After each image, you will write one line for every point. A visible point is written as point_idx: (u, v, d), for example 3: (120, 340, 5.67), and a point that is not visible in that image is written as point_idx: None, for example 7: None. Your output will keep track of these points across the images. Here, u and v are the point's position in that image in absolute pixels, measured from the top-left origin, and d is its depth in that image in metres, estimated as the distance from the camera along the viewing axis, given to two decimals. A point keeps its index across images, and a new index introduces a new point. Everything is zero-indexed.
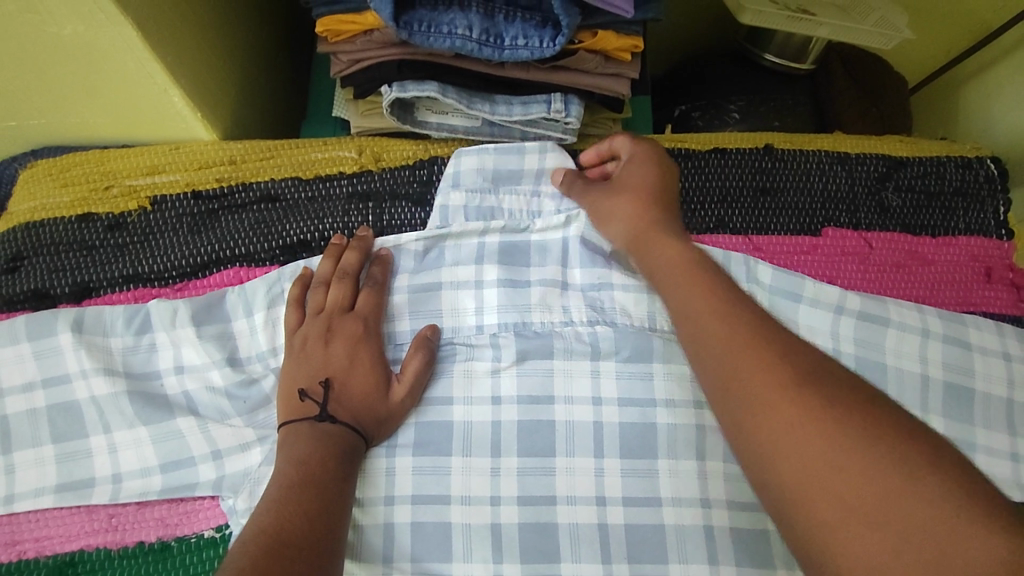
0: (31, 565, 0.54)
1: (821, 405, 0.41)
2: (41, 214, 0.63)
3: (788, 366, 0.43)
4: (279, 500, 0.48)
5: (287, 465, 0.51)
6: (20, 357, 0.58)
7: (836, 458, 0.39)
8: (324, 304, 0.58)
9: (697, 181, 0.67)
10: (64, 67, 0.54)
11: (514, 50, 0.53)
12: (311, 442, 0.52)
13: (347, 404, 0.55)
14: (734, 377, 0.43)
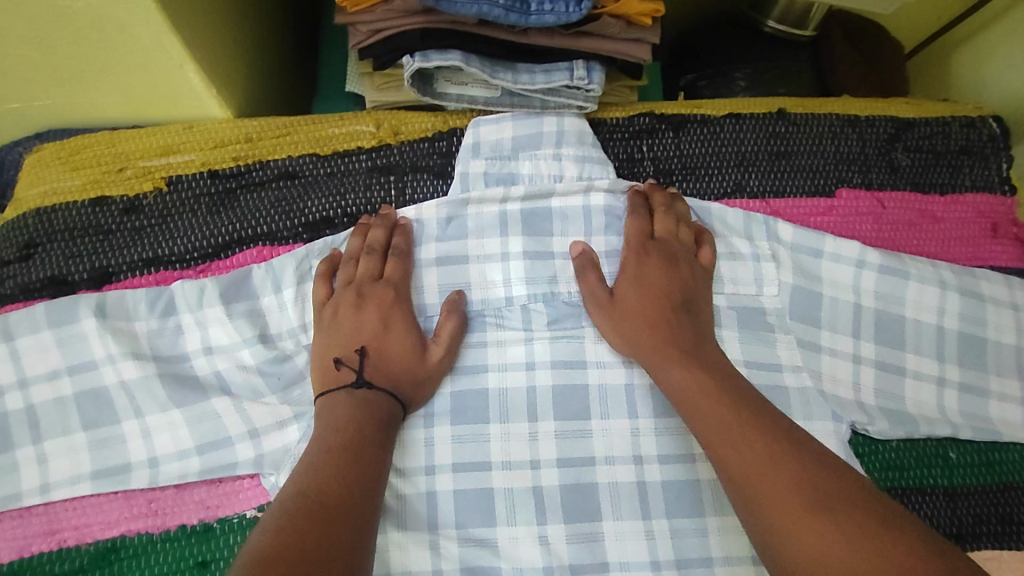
0: (72, 553, 0.54)
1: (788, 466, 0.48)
2: (53, 199, 0.61)
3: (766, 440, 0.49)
4: (316, 463, 0.49)
5: (323, 429, 0.52)
6: (43, 347, 0.57)
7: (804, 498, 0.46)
8: (354, 274, 0.59)
9: (713, 147, 0.68)
10: (79, 43, 0.52)
11: (540, 16, 0.53)
12: (350, 406, 0.53)
13: (383, 368, 0.55)
14: (727, 451, 0.50)
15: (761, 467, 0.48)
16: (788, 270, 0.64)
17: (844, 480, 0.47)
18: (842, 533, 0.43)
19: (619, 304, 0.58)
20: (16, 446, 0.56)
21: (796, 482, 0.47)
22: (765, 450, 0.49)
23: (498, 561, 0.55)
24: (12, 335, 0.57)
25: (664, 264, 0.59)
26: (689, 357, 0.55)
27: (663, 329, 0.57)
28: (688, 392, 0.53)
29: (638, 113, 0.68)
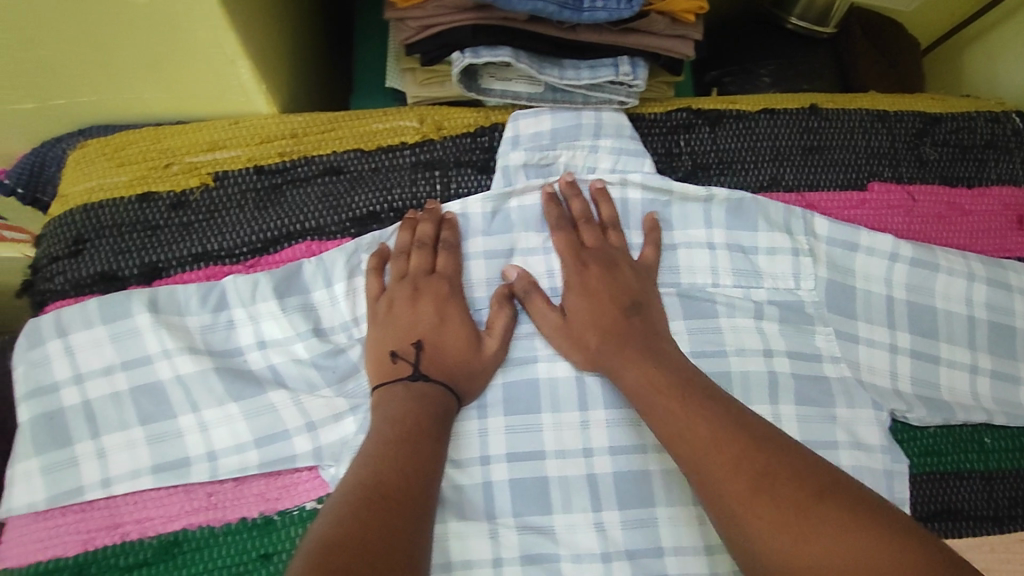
0: (136, 545, 0.55)
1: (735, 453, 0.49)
2: (99, 195, 0.61)
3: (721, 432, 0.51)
4: (378, 455, 0.50)
5: (382, 422, 0.53)
6: (97, 342, 0.58)
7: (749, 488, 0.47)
8: (407, 268, 0.60)
9: (748, 141, 0.69)
10: (134, 41, 0.52)
11: (592, 13, 0.53)
12: (407, 399, 0.54)
13: (437, 361, 0.56)
14: (680, 448, 0.51)
15: (697, 455, 0.50)
16: (823, 265, 0.65)
17: (784, 457, 0.48)
18: (777, 510, 0.46)
19: (572, 315, 0.59)
20: (75, 440, 0.57)
21: (737, 468, 0.48)
22: (712, 444, 0.50)
23: (556, 548, 0.57)
24: (65, 330, 0.58)
25: (602, 269, 0.60)
26: (644, 356, 0.57)
27: (611, 324, 0.58)
28: (641, 391, 0.55)
29: (675, 108, 0.69)
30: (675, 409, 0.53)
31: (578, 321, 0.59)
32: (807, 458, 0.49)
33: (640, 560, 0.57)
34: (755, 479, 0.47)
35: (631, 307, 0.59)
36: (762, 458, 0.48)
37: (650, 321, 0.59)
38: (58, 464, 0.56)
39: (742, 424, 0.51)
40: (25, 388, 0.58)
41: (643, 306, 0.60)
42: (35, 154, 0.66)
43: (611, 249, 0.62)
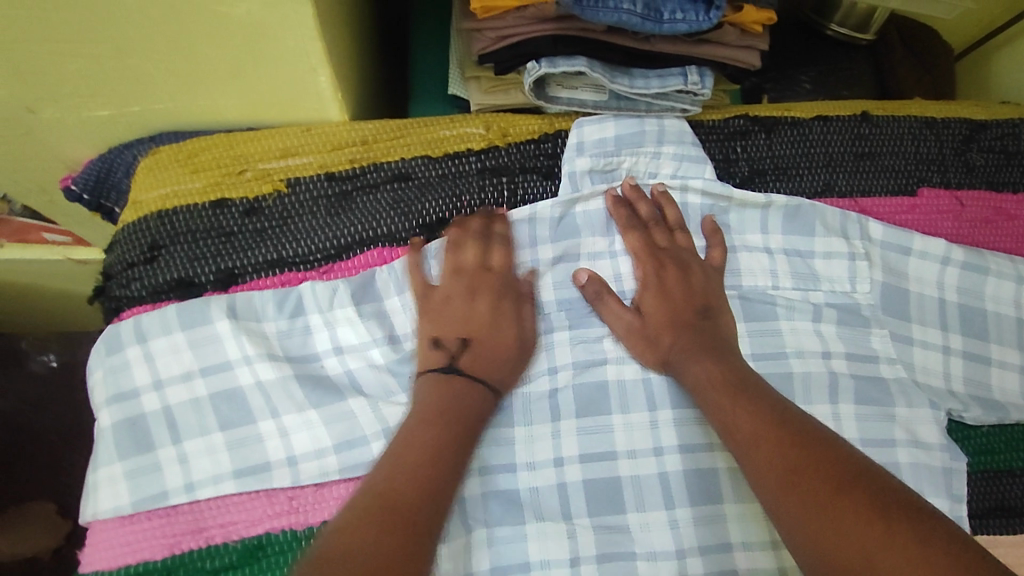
0: (221, 549, 0.55)
1: (788, 443, 0.51)
2: (173, 201, 0.62)
3: (776, 427, 0.53)
4: (402, 459, 0.52)
5: (416, 420, 0.55)
6: (176, 347, 0.59)
7: (793, 475, 0.50)
8: (462, 265, 0.62)
9: (803, 148, 0.71)
10: (225, 50, 0.54)
11: (673, 24, 0.55)
12: (452, 391, 0.57)
13: (480, 362, 0.59)
14: (734, 434, 0.54)
15: (746, 443, 0.53)
16: (878, 269, 0.67)
17: (832, 453, 0.50)
18: (816, 499, 0.48)
19: (649, 311, 0.62)
20: (157, 445, 0.58)
21: (781, 456, 0.51)
22: (765, 432, 0.53)
23: (632, 546, 0.58)
24: (143, 336, 0.59)
25: (678, 272, 0.63)
26: (710, 350, 0.59)
27: (680, 318, 0.61)
28: (704, 384, 0.57)
29: (732, 115, 0.71)
30: (726, 405, 0.56)
31: (651, 320, 0.61)
32: (847, 455, 0.50)
33: (712, 556, 0.58)
34: (790, 474, 0.50)
35: (702, 313, 0.61)
36: (801, 453, 0.50)
37: (721, 326, 0.61)
38: (141, 469, 0.57)
39: (790, 421, 0.53)
40: (106, 395, 0.59)
41: (713, 312, 0.62)
42: (102, 161, 0.68)
43: (682, 251, 0.64)
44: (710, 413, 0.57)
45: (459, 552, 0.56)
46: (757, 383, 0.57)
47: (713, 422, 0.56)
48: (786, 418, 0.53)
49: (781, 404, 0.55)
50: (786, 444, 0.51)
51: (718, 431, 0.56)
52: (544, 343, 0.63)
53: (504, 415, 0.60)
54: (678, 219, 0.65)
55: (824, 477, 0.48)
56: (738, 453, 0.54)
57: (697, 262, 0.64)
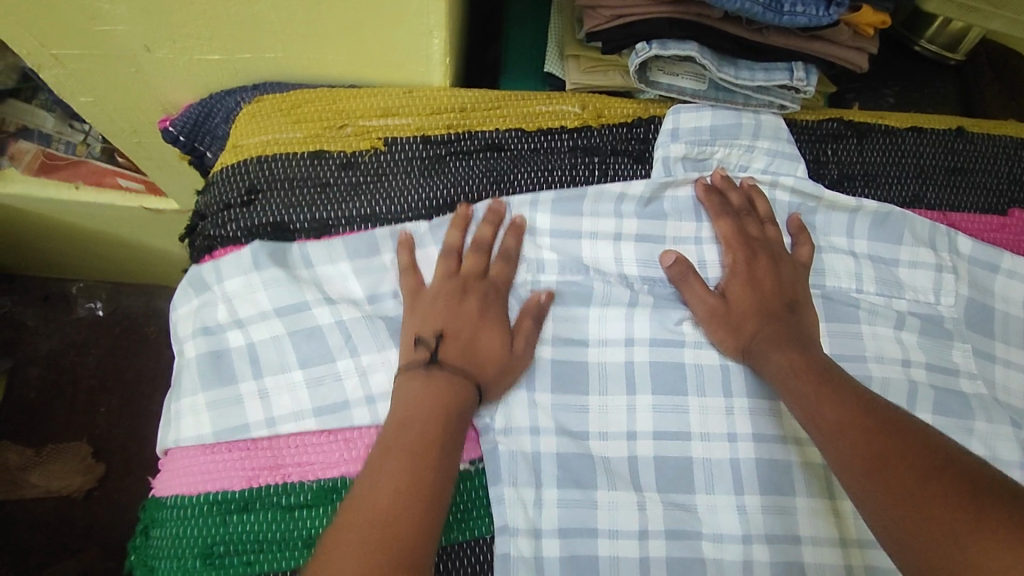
0: (298, 487, 0.55)
1: (872, 433, 0.48)
2: (274, 148, 0.63)
3: (865, 417, 0.50)
4: (368, 501, 0.48)
5: (381, 458, 0.50)
6: (251, 288, 0.60)
7: (874, 464, 0.47)
8: (458, 269, 0.61)
9: (894, 156, 0.70)
10: (350, 3, 0.56)
11: (792, 16, 0.56)
12: (419, 406, 0.53)
13: (454, 351, 0.57)
14: (814, 417, 0.52)
15: (828, 434, 0.50)
16: (965, 283, 0.67)
17: (925, 446, 0.46)
18: (899, 486, 0.45)
19: (736, 300, 0.61)
20: (238, 379, 0.58)
21: (865, 440, 0.48)
22: (848, 420, 0.50)
23: (699, 526, 0.57)
24: (225, 274, 0.60)
25: (770, 261, 0.63)
26: (797, 340, 0.58)
27: (768, 306, 0.60)
28: (788, 370, 0.56)
29: (826, 117, 0.71)
30: (813, 394, 0.53)
31: (737, 305, 0.61)
32: (939, 444, 0.46)
33: (779, 547, 0.56)
34: (874, 460, 0.47)
35: (790, 307, 0.61)
36: (887, 443, 0.47)
37: (806, 323, 0.61)
38: (223, 400, 0.58)
39: (878, 411, 0.50)
40: (192, 327, 0.60)
41: (799, 308, 0.61)
42: (203, 106, 0.70)
43: (773, 242, 0.64)
44: (793, 400, 0.55)
45: (528, 503, 0.56)
46: (845, 376, 0.55)
47: (793, 410, 0.55)
48: (874, 408, 0.50)
49: (870, 397, 0.52)
50: (871, 430, 0.49)
51: (798, 418, 0.54)
52: (625, 313, 0.62)
53: (580, 383, 0.60)
54: (768, 212, 0.66)
55: (912, 467, 0.45)
56: (819, 440, 0.51)
57: (787, 256, 0.64)
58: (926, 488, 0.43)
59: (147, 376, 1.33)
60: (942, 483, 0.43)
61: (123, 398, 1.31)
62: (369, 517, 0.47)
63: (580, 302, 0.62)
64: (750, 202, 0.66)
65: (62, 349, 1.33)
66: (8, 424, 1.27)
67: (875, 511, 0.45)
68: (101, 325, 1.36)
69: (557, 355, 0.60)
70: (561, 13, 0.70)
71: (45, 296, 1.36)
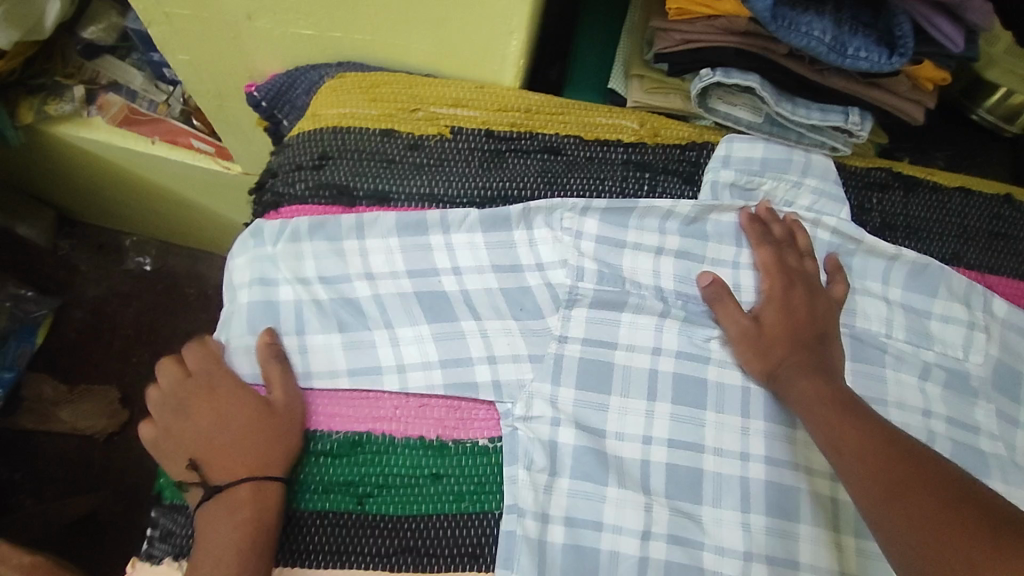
0: (325, 437, 0.58)
1: (889, 465, 0.50)
2: (350, 121, 0.68)
3: (886, 449, 0.52)
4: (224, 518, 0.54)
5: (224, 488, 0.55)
6: (299, 255, 0.63)
7: (893, 493, 0.48)
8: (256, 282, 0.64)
9: (938, 213, 0.72)
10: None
11: (855, 60, 0.58)
12: (231, 488, 0.55)
13: (219, 464, 0.56)
14: (837, 446, 0.54)
15: (849, 463, 0.53)
16: (996, 344, 0.68)
17: (945, 476, 0.48)
18: (913, 511, 0.46)
19: (767, 325, 0.63)
20: (283, 330, 0.62)
21: (883, 469, 0.50)
22: (869, 453, 0.52)
23: (701, 537, 0.58)
24: (280, 239, 0.63)
25: (805, 293, 0.64)
26: (823, 370, 0.60)
27: (799, 341, 0.62)
28: (811, 398, 0.58)
29: (876, 166, 0.73)
30: (833, 422, 0.55)
31: (768, 330, 0.62)
32: (957, 474, 0.48)
33: (778, 569, 0.57)
34: (893, 488, 0.49)
35: (819, 340, 0.62)
36: (905, 471, 0.49)
37: (833, 358, 0.62)
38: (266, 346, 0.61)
39: (899, 442, 0.52)
40: (249, 276, 0.63)
41: (828, 343, 0.63)
42: (288, 77, 0.75)
43: (810, 276, 0.66)
44: (816, 427, 0.56)
45: (540, 486, 0.58)
46: (869, 410, 0.56)
47: (815, 437, 0.56)
48: (893, 439, 0.52)
49: (896, 433, 0.53)
50: (891, 460, 0.51)
51: (821, 446, 0.56)
52: (655, 323, 0.64)
53: (603, 381, 0.62)
54: (808, 248, 0.67)
55: (929, 494, 0.47)
56: (842, 467, 0.53)
57: (822, 291, 0.66)
58: (941, 512, 0.45)
59: (182, 333, 1.38)
60: (954, 507, 0.45)
61: (156, 350, 1.36)
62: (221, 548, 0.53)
63: (613, 304, 0.64)
64: (791, 235, 0.68)
65: (108, 296, 1.40)
66: (49, 358, 1.33)
67: (891, 535, 0.47)
68: (147, 279, 1.43)
69: (584, 352, 0.62)
70: (631, 34, 0.74)
71: (100, 245, 1.43)
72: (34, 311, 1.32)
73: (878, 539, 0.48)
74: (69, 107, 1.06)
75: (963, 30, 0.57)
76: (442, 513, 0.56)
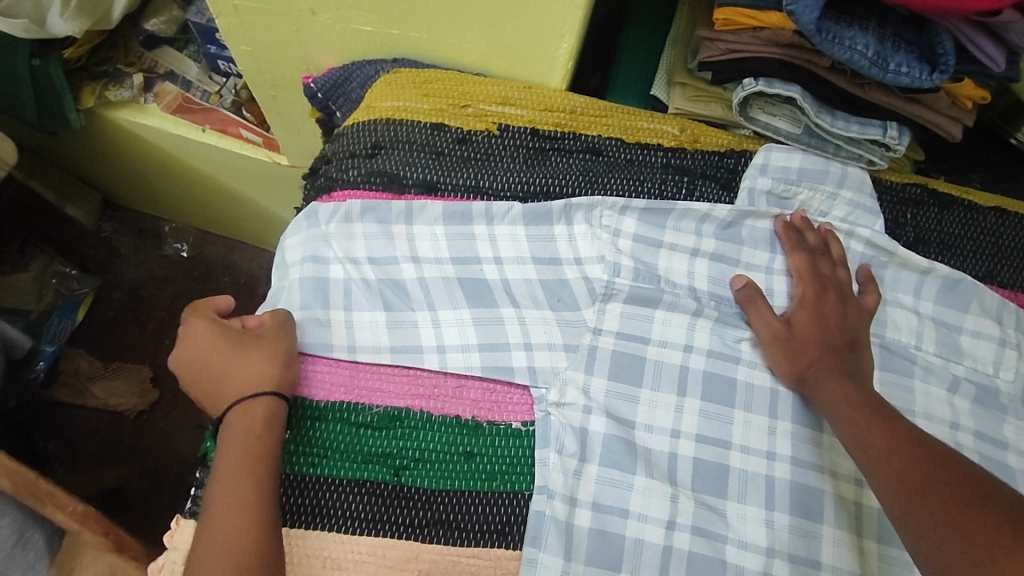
0: (366, 410, 0.61)
1: (913, 465, 0.52)
2: (403, 113, 0.71)
3: (910, 449, 0.53)
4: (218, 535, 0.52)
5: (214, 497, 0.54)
6: (350, 236, 0.66)
7: (919, 492, 0.50)
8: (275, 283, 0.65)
9: (973, 231, 0.73)
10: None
11: (896, 75, 0.60)
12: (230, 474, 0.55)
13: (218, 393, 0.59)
14: (862, 444, 0.56)
15: (874, 461, 0.54)
16: None
17: (970, 476, 0.50)
18: (940, 511, 0.48)
19: (799, 329, 0.64)
20: (330, 306, 0.64)
21: (908, 469, 0.52)
22: (894, 452, 0.53)
23: (725, 530, 0.59)
24: (331, 219, 0.66)
25: (837, 300, 0.66)
26: (852, 374, 0.61)
27: (828, 346, 0.63)
28: (838, 399, 0.59)
29: (911, 182, 0.74)
30: (863, 425, 0.56)
31: (800, 333, 0.64)
32: (982, 475, 0.50)
33: (800, 567, 0.58)
34: (919, 487, 0.50)
35: (849, 347, 0.64)
36: (931, 471, 0.51)
37: (863, 365, 0.63)
38: (313, 321, 0.64)
39: (924, 443, 0.54)
40: (299, 256, 0.66)
41: (858, 349, 0.64)
42: (344, 70, 0.78)
43: (842, 284, 0.67)
44: (842, 426, 0.58)
45: (570, 470, 0.59)
46: (894, 413, 0.57)
47: (841, 436, 0.58)
48: (919, 440, 0.54)
49: (921, 434, 0.55)
50: (916, 460, 0.52)
51: (846, 445, 0.57)
52: (688, 321, 0.65)
53: (635, 374, 0.63)
54: (841, 257, 0.69)
55: (955, 495, 0.49)
56: (865, 465, 0.55)
57: (854, 299, 0.67)
58: (967, 512, 0.47)
59: None
60: (980, 507, 0.47)
61: None
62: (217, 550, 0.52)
63: (647, 301, 0.66)
64: (825, 244, 0.69)
65: (145, 279, 1.45)
66: (86, 335, 1.38)
67: (918, 533, 0.48)
68: (184, 263, 1.47)
69: (617, 346, 0.64)
70: (675, 44, 0.76)
71: (142, 229, 1.49)
72: (77, 288, 1.38)
73: (904, 537, 0.50)
74: (128, 93, 1.12)
75: (1005, 50, 0.59)
76: (473, 489, 0.58)
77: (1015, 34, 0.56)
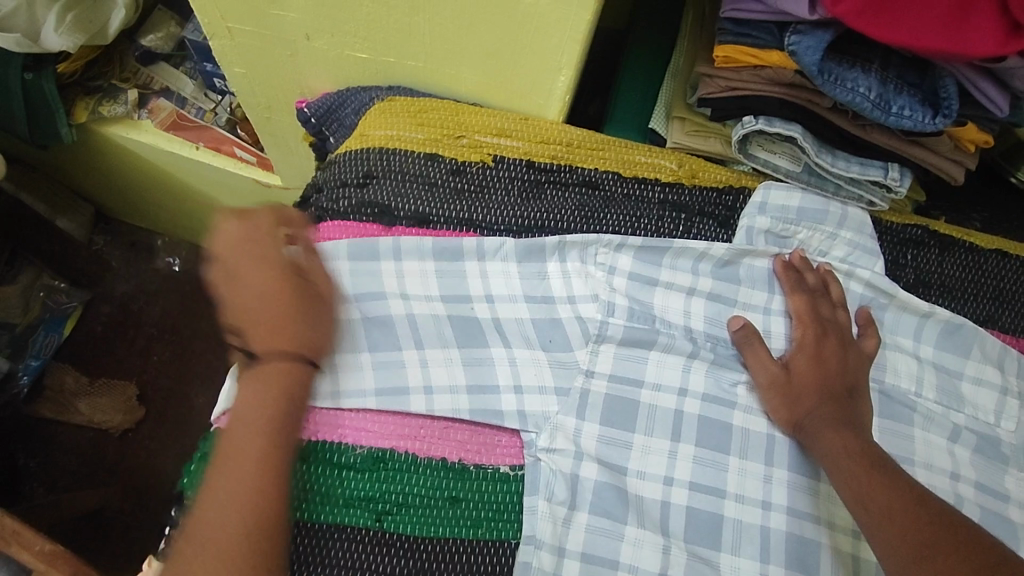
0: (349, 450, 0.59)
1: (919, 525, 0.52)
2: (396, 142, 0.69)
3: (913, 508, 0.53)
4: (230, 490, 0.52)
5: (227, 460, 0.54)
6: (339, 272, 0.64)
7: (924, 556, 0.50)
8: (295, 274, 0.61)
9: (973, 274, 0.71)
10: (497, 30, 0.63)
11: (898, 119, 0.59)
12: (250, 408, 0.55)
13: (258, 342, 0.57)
14: (864, 500, 0.54)
15: (880, 520, 0.53)
16: None
17: (974, 541, 0.51)
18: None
19: (797, 376, 0.62)
20: None
21: (914, 531, 0.52)
22: (900, 511, 0.53)
23: None
24: (318, 257, 0.65)
25: (837, 344, 0.64)
26: (851, 425, 0.59)
27: (824, 396, 0.61)
28: (839, 451, 0.57)
29: (911, 224, 0.72)
30: (863, 479, 0.55)
31: (798, 380, 0.62)
32: (983, 541, 0.51)
33: None
34: (924, 549, 0.51)
35: (850, 394, 0.62)
36: (935, 535, 0.51)
37: (861, 411, 0.62)
38: None
39: (927, 503, 0.54)
40: None
41: (858, 397, 0.62)
42: (338, 96, 0.77)
43: (843, 328, 0.65)
44: (841, 478, 0.56)
45: (559, 519, 0.58)
46: (897, 470, 0.56)
47: (840, 489, 0.56)
48: (920, 497, 0.54)
49: (920, 492, 0.54)
50: (920, 520, 0.52)
51: (844, 497, 0.56)
52: (682, 363, 0.64)
53: (628, 418, 0.62)
54: (841, 300, 0.67)
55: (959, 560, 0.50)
56: (865, 521, 0.54)
57: (854, 344, 0.65)
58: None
59: (203, 334, 1.38)
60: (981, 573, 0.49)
61: (177, 350, 1.37)
62: (216, 539, 0.51)
63: (641, 342, 0.64)
64: (825, 286, 0.67)
65: (135, 293, 1.41)
66: (71, 349, 1.35)
67: None
68: (172, 279, 1.43)
69: (610, 389, 0.62)
70: (675, 77, 0.75)
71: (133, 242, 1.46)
72: (64, 302, 1.34)
73: None
74: (122, 109, 1.09)
75: (1008, 95, 0.58)
76: (458, 537, 0.56)
77: (1019, 81, 0.55)
